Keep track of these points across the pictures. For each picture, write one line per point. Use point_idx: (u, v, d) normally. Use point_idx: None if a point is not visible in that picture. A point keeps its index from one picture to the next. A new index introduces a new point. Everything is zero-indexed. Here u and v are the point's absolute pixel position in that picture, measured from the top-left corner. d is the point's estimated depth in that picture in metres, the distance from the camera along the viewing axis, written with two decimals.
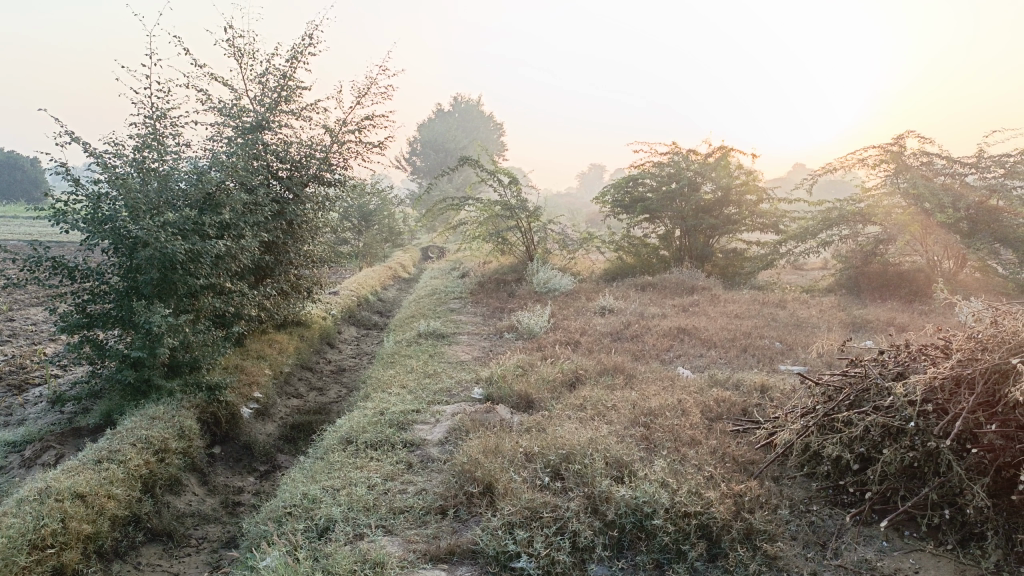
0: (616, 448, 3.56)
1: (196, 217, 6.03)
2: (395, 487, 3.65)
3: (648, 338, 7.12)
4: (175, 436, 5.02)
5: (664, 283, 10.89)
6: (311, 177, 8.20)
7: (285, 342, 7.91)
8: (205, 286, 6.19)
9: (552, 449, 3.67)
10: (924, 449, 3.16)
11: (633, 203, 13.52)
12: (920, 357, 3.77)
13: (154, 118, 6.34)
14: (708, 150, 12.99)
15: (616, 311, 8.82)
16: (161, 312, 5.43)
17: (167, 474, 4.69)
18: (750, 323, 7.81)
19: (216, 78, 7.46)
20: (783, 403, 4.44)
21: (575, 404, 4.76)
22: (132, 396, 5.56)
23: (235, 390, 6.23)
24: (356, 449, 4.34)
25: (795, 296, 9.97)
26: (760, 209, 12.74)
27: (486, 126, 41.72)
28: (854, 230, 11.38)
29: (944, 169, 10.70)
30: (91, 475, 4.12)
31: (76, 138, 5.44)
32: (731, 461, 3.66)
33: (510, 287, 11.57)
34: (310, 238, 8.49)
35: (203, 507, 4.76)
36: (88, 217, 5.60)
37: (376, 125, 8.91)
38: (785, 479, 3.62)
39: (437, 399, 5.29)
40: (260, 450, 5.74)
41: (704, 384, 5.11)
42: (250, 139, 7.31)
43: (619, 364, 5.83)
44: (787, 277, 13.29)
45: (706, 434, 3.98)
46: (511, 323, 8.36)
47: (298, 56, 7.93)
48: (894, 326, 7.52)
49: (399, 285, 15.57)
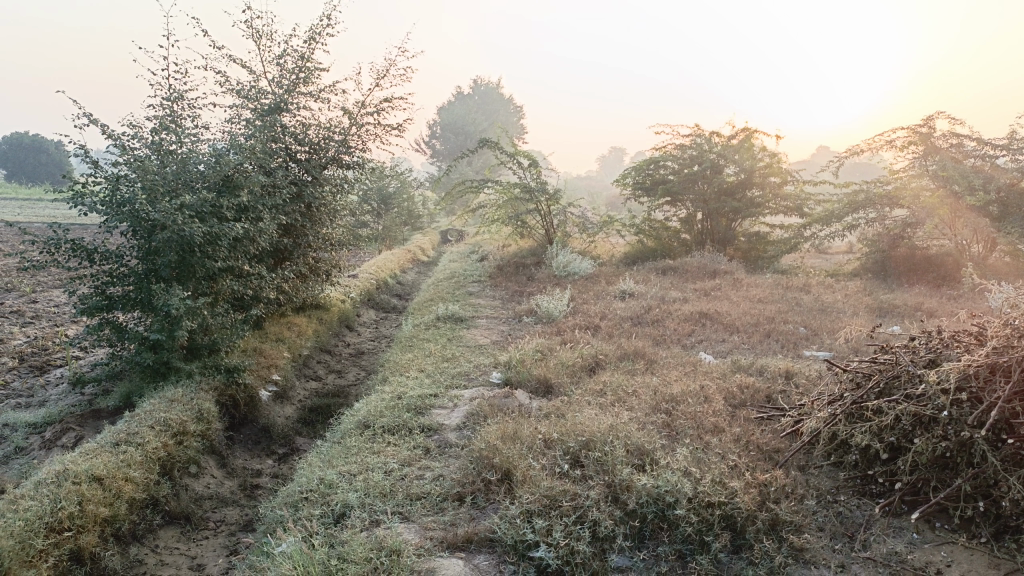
0: (637, 436, 3.48)
1: (214, 200, 5.99)
2: (412, 473, 3.60)
3: (669, 322, 7.01)
4: (193, 418, 5.01)
5: (686, 267, 10.76)
6: (329, 160, 8.15)
7: (304, 324, 7.89)
8: (224, 269, 6.16)
9: (572, 435, 3.60)
10: (958, 439, 3.04)
11: (654, 185, 13.34)
12: (953, 343, 3.64)
13: (172, 99, 6.30)
14: (732, 132, 12.78)
15: (637, 295, 8.72)
16: (179, 295, 5.41)
17: (185, 457, 4.69)
18: (774, 307, 7.67)
19: (234, 59, 7.41)
20: (808, 390, 4.34)
21: (594, 389, 4.69)
22: (151, 378, 5.57)
23: (253, 373, 6.21)
24: (373, 434, 4.30)
25: (819, 280, 9.80)
26: (784, 192, 12.53)
27: (505, 109, 41.45)
28: (881, 213, 11.14)
29: (975, 151, 10.43)
30: (108, 458, 4.12)
31: (95, 120, 5.41)
32: (755, 449, 3.57)
33: (530, 270, 11.49)
34: (329, 221, 8.45)
35: (221, 490, 4.75)
36: (106, 198, 5.59)
37: (395, 107, 8.84)
38: (811, 468, 3.53)
39: (455, 383, 5.24)
40: (278, 433, 5.73)
41: (727, 370, 5.01)
42: (268, 121, 7.26)
43: (640, 349, 5.74)
44: (811, 261, 13.09)
45: (729, 421, 3.89)
46: (530, 307, 8.28)
47: (316, 37, 7.85)
48: (922, 311, 7.35)
49: (418, 268, 15.55)
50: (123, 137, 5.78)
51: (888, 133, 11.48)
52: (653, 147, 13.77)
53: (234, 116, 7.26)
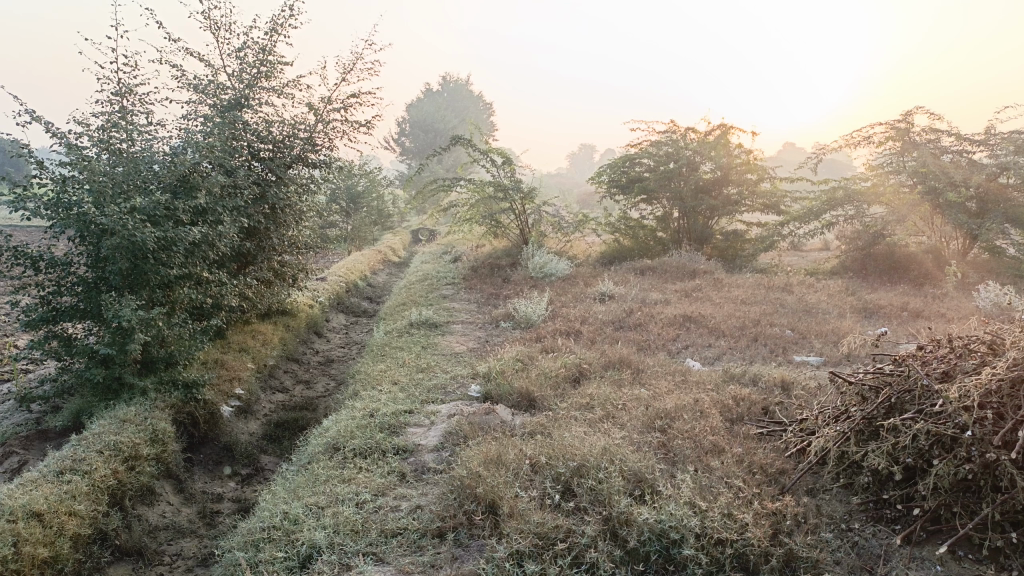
0: (634, 460, 3.18)
1: (169, 202, 5.58)
2: (387, 504, 3.27)
3: (652, 326, 6.75)
4: (147, 441, 4.61)
5: (665, 266, 10.53)
6: (294, 159, 7.76)
7: (269, 333, 7.50)
8: (181, 276, 5.71)
9: (561, 459, 3.30)
10: (982, 461, 2.77)
11: (630, 183, 13.11)
12: (966, 354, 3.39)
13: (121, 94, 5.85)
14: (708, 128, 12.59)
15: (617, 297, 8.45)
16: (130, 305, 5.00)
17: (138, 485, 4.31)
18: (759, 309, 7.46)
19: (190, 53, 6.99)
20: (808, 402, 4.08)
21: (581, 403, 4.39)
22: (102, 396, 5.15)
23: (214, 387, 5.82)
24: (343, 458, 3.96)
25: (800, 280, 9.63)
26: (761, 189, 12.36)
27: (475, 106, 41.00)
28: (859, 209, 11.00)
29: (952, 146, 10.33)
30: (50, 490, 3.73)
31: (38, 117, 4.95)
32: (758, 471, 3.30)
33: (504, 272, 11.17)
34: (294, 223, 8.04)
35: (178, 519, 4.38)
36: (50, 202, 5.14)
37: (362, 103, 8.48)
38: (820, 492, 3.27)
39: (431, 397, 4.90)
40: (242, 452, 5.36)
41: (719, 380, 4.73)
42: (228, 118, 6.86)
43: (625, 356, 5.45)
44: (788, 259, 12.95)
45: (729, 439, 3.61)
46: (507, 311, 7.97)
47: (277, 29, 7.45)
48: (908, 312, 7.20)
49: (390, 270, 15.16)
50: (70, 135, 5.33)
51: (866, 130, 11.37)
52: (629, 144, 13.54)
53: (191, 113, 6.84)
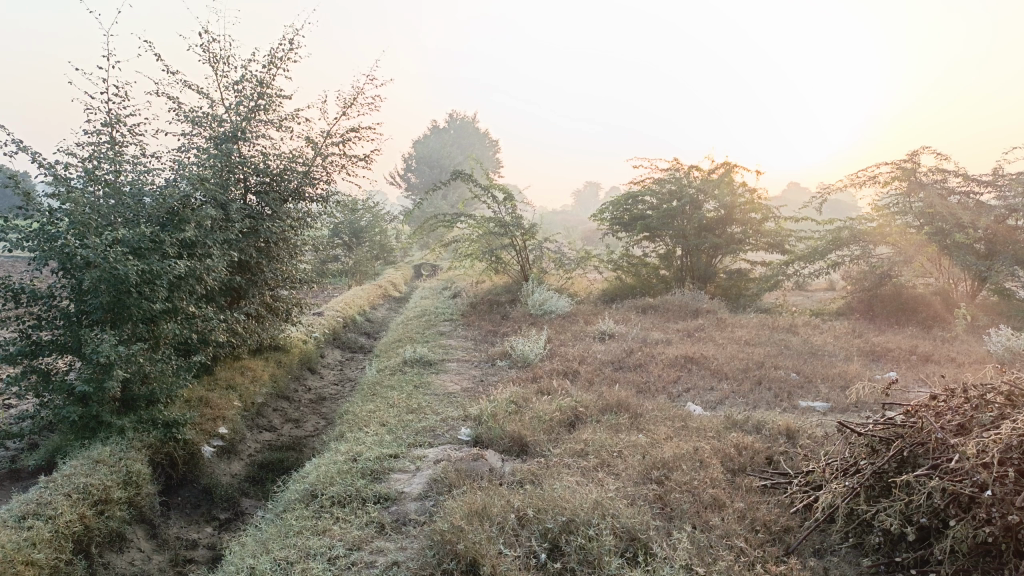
0: (627, 515, 2.96)
1: (155, 235, 5.42)
2: (361, 560, 3.05)
3: (653, 367, 6.55)
4: (120, 483, 4.39)
5: (667, 305, 10.34)
6: (290, 192, 7.64)
7: (259, 369, 7.31)
8: (165, 311, 5.52)
9: (549, 512, 3.08)
10: (1003, 524, 2.52)
11: (633, 220, 13.00)
12: (984, 406, 3.17)
13: (111, 124, 5.73)
14: (711, 166, 12.49)
15: (617, 336, 8.24)
16: (110, 341, 4.80)
17: (107, 530, 4.08)
18: (762, 350, 7.25)
19: (187, 84, 6.90)
20: (814, 452, 3.86)
21: (574, 450, 4.17)
22: (79, 434, 4.93)
23: (196, 426, 5.61)
24: (320, 507, 3.74)
25: (806, 320, 9.43)
26: (765, 228, 12.22)
27: (481, 142, 41.20)
28: (865, 249, 10.82)
29: (959, 187, 10.20)
30: (9, 537, 3.50)
31: (24, 147, 4.79)
32: (761, 528, 3.07)
33: (504, 309, 10.99)
34: (289, 256, 7.89)
35: (148, 567, 4.15)
36: (32, 232, 4.93)
37: (361, 138, 8.38)
38: (828, 553, 3.04)
39: (418, 441, 4.69)
40: (222, 495, 5.14)
41: (721, 427, 4.51)
42: (223, 150, 6.75)
43: (623, 400, 5.23)
44: (793, 298, 12.75)
45: (730, 492, 3.39)
46: (504, 349, 7.78)
47: (276, 62, 7.38)
48: (917, 356, 6.99)
49: (389, 304, 14.98)
50: (56, 165, 5.19)
51: (872, 169, 11.25)
52: (632, 181, 13.44)
53: (185, 144, 6.72)
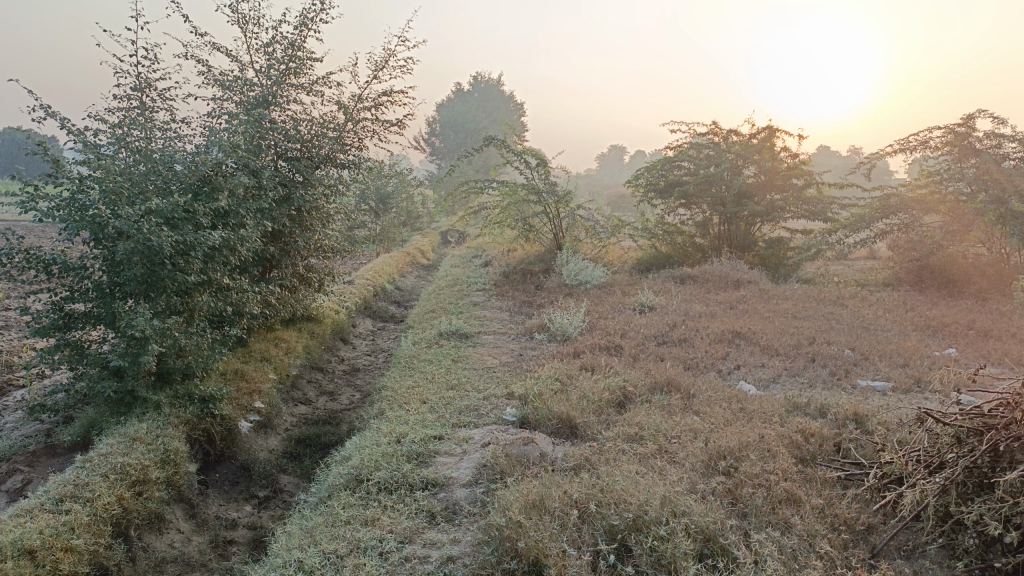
0: (700, 513, 2.76)
1: (188, 204, 5.22)
2: (414, 554, 2.90)
3: (699, 342, 6.31)
4: (157, 463, 4.27)
5: (706, 275, 10.03)
6: (321, 159, 7.36)
7: (293, 340, 7.18)
8: (199, 283, 5.34)
9: (613, 507, 2.88)
10: None
11: (668, 187, 12.63)
12: None
13: (140, 89, 5.53)
14: (751, 130, 12.06)
15: (658, 308, 8.01)
16: (145, 314, 4.62)
17: (145, 511, 3.97)
18: (812, 324, 6.96)
19: (217, 48, 6.66)
20: (888, 439, 3.61)
21: (628, 434, 3.96)
22: (114, 409, 4.80)
23: (232, 401, 5.48)
24: (366, 493, 3.58)
25: (852, 291, 9.10)
26: (806, 194, 11.81)
27: (507, 106, 40.53)
28: (914, 218, 10.41)
29: (1016, 153, 9.70)
30: (47, 521, 3.38)
31: (53, 112, 4.59)
32: (843, 527, 2.87)
33: (538, 279, 10.75)
34: (321, 225, 7.68)
35: (188, 549, 4.03)
36: (62, 202, 4.75)
37: (393, 103, 8.10)
38: (917, 556, 2.81)
39: (462, 421, 4.51)
40: (260, 472, 5.02)
41: (783, 410, 4.28)
42: (255, 116, 6.53)
43: (673, 378, 5.00)
44: (834, 267, 12.36)
45: (803, 487, 3.17)
46: (541, 322, 7.55)
47: (307, 23, 7.11)
48: (976, 330, 6.69)
49: (418, 272, 14.81)
50: (85, 131, 4.99)
51: (922, 133, 10.68)
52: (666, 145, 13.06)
53: (216, 110, 6.53)
